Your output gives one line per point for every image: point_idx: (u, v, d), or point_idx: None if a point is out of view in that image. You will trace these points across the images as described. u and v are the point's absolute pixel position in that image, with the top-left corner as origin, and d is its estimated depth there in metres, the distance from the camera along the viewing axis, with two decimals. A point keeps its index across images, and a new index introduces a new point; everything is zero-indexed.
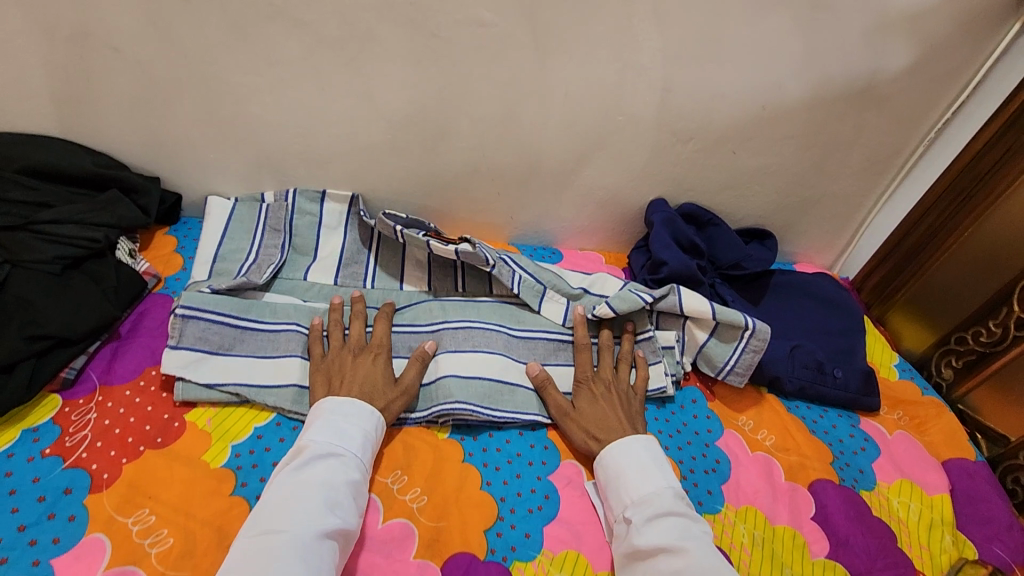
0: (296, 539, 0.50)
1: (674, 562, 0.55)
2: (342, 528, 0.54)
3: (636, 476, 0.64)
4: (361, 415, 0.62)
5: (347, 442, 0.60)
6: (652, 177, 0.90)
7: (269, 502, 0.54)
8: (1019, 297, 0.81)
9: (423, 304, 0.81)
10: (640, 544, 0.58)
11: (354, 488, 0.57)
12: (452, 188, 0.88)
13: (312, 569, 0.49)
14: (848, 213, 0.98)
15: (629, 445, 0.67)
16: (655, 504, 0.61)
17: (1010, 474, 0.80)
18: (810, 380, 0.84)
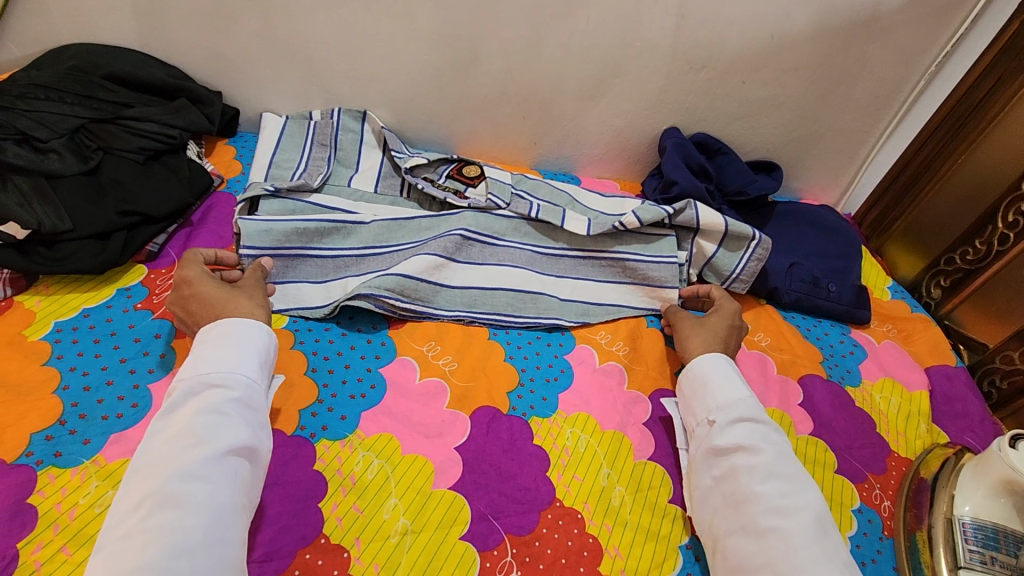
0: (180, 471, 0.49)
1: (751, 459, 0.60)
2: (236, 444, 0.52)
3: (721, 385, 0.67)
4: (234, 338, 0.59)
5: (220, 367, 0.56)
6: (666, 106, 0.98)
7: (148, 445, 0.51)
8: (1004, 215, 0.88)
9: (459, 217, 0.84)
10: (720, 442, 0.62)
11: (243, 411, 0.55)
12: (481, 111, 0.96)
13: (208, 494, 0.49)
14: (852, 147, 1.04)
15: (711, 360, 0.70)
16: (738, 410, 0.64)
17: (986, 377, 0.88)
18: (805, 293, 0.91)
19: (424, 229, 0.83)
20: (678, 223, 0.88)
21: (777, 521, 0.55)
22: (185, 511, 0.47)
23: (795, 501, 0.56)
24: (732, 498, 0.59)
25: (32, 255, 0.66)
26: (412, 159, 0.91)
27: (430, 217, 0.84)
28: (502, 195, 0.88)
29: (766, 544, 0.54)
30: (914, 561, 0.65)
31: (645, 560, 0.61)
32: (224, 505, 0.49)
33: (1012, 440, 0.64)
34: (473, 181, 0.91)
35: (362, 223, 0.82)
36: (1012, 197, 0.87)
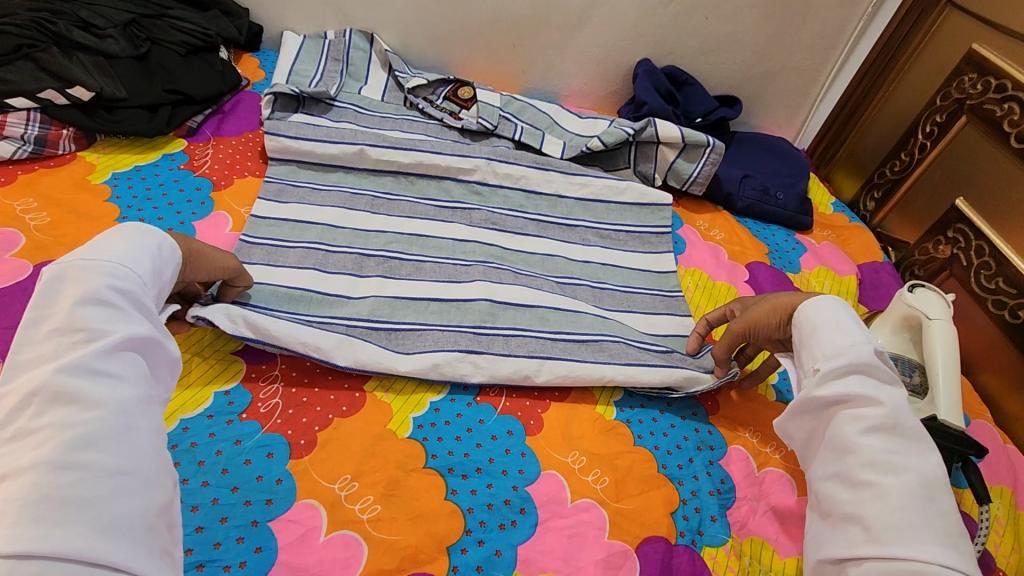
0: (66, 363, 0.41)
1: (867, 410, 0.54)
2: (132, 338, 0.45)
3: (830, 332, 0.59)
4: (117, 232, 0.51)
5: (105, 257, 0.48)
6: (640, 38, 1.11)
7: (24, 347, 0.42)
8: (923, 127, 1.00)
9: (472, 284, 0.75)
10: (824, 395, 0.56)
11: (137, 306, 0.48)
12: (477, 37, 1.09)
13: (109, 385, 0.42)
14: (804, 85, 1.18)
15: (819, 305, 0.61)
16: (853, 357, 0.56)
17: (908, 271, 1.00)
18: (756, 200, 1.05)
19: (430, 315, 0.71)
20: (641, 140, 0.99)
21: (877, 476, 0.51)
22: (84, 405, 0.40)
23: (904, 459, 0.51)
24: (835, 447, 0.55)
25: (93, 116, 0.79)
26: (413, 79, 1.03)
27: (438, 258, 0.79)
28: (504, 206, 0.90)
29: (861, 497, 0.51)
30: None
31: None
32: (130, 397, 0.42)
33: (910, 288, 0.77)
34: (467, 103, 1.03)
35: (364, 273, 0.75)
36: (930, 110, 0.99)
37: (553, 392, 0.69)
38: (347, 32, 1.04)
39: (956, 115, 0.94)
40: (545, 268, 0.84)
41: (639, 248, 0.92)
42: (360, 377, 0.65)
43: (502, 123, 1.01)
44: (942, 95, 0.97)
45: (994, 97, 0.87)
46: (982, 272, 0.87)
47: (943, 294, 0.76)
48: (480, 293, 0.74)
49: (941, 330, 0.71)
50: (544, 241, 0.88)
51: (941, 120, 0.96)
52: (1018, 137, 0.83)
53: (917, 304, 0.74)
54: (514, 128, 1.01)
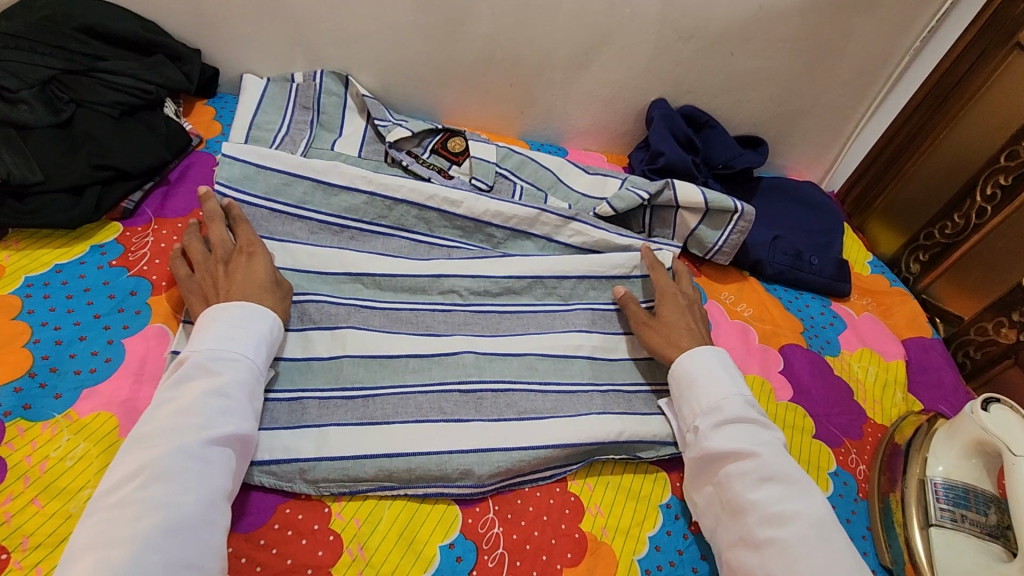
0: (180, 446, 0.48)
1: (745, 465, 0.57)
2: (235, 434, 0.51)
3: (703, 387, 0.63)
4: (249, 318, 0.57)
5: (238, 348, 0.55)
6: (653, 77, 0.97)
7: (151, 414, 0.50)
8: (982, 188, 0.88)
9: (460, 394, 0.64)
10: (709, 450, 0.59)
11: (246, 395, 0.54)
12: (470, 78, 0.96)
13: (198, 475, 0.48)
14: (837, 125, 1.05)
15: (692, 356, 0.66)
16: (727, 411, 0.60)
17: (961, 349, 0.89)
18: (788, 266, 0.92)
19: (411, 440, 0.59)
20: (658, 204, 0.87)
21: (775, 531, 0.53)
22: (177, 488, 0.46)
23: (792, 506, 0.54)
24: (728, 507, 0.57)
25: (1, 206, 0.65)
26: (396, 130, 0.89)
27: (421, 353, 0.66)
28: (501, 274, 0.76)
29: (765, 557, 0.52)
30: (890, 530, 0.66)
31: (625, 517, 0.61)
32: (218, 491, 0.49)
33: (983, 403, 0.66)
34: (458, 157, 0.90)
35: (330, 359, 0.63)
36: (991, 169, 0.87)
37: (564, 555, 0.57)
38: (319, 75, 0.91)
39: None
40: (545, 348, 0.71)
41: None
42: (327, 556, 0.53)
43: (499, 182, 0.90)
44: (1007, 154, 0.85)
45: None
46: None
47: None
48: (476, 381, 0.65)
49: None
50: (541, 314, 0.75)
51: (1005, 183, 0.85)
52: None
53: (994, 428, 0.63)
54: (513, 188, 0.89)
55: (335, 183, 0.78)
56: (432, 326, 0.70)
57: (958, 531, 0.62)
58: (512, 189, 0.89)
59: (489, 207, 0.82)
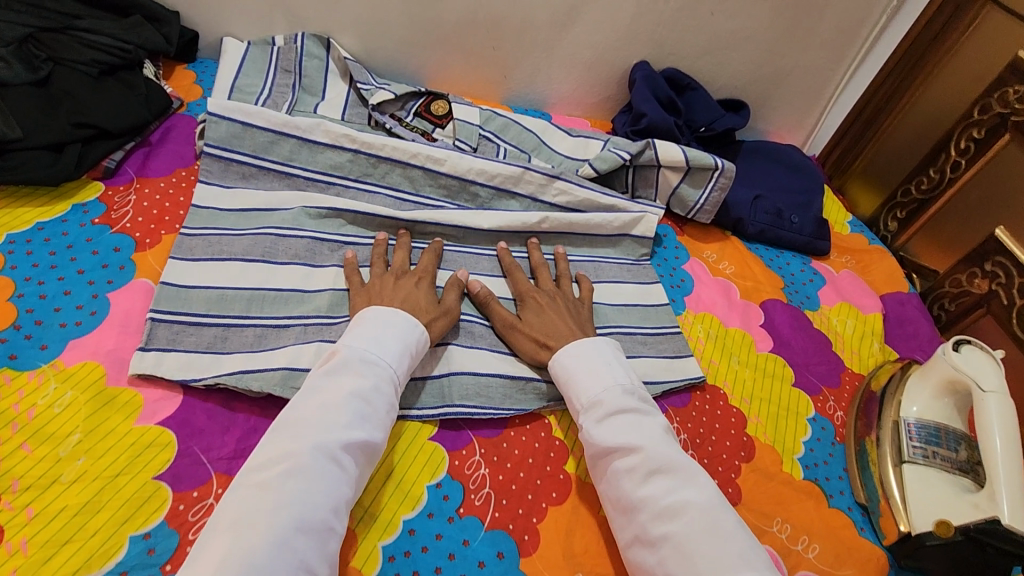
0: (323, 444, 0.48)
1: (630, 460, 0.54)
2: (367, 442, 0.51)
3: (584, 382, 0.61)
4: (403, 328, 0.59)
5: (385, 354, 0.56)
6: (636, 38, 0.98)
7: (301, 401, 0.52)
8: (956, 142, 0.90)
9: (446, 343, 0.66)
10: (596, 444, 0.56)
11: (387, 403, 0.54)
12: (452, 41, 0.95)
13: (332, 478, 0.47)
14: (818, 87, 1.06)
15: (566, 353, 0.63)
16: (606, 404, 0.58)
17: (937, 302, 0.90)
18: (769, 224, 0.94)
19: None
20: (640, 164, 0.88)
21: (666, 527, 0.50)
22: (312, 485, 0.46)
23: (682, 499, 0.51)
24: (621, 505, 0.54)
25: None
26: (379, 93, 0.89)
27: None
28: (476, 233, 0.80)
29: (660, 557, 0.49)
30: (865, 470, 0.67)
31: None
32: (343, 499, 0.48)
33: (954, 344, 0.68)
34: (441, 120, 0.90)
35: (315, 292, 0.66)
36: (966, 123, 0.88)
37: (550, 494, 0.59)
38: (301, 37, 0.90)
39: (998, 132, 0.83)
40: None
41: (629, 278, 0.83)
42: None
43: (482, 144, 0.90)
44: (981, 108, 0.86)
45: None
46: None
47: (993, 356, 0.66)
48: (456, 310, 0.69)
49: (997, 406, 0.61)
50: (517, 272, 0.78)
51: (978, 136, 0.86)
52: None
53: (964, 367, 0.65)
54: (497, 150, 0.90)
55: (320, 141, 0.77)
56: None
57: (931, 467, 0.64)
58: (496, 150, 0.89)
59: (473, 166, 0.82)
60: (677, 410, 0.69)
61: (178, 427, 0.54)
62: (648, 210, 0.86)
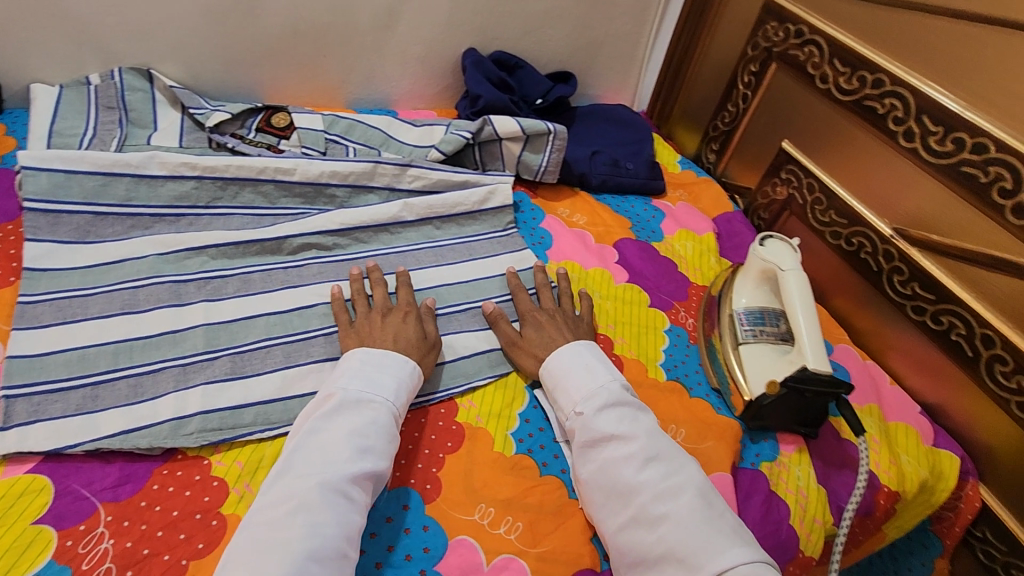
0: (329, 481, 0.52)
1: (627, 449, 0.59)
2: (373, 472, 0.55)
3: (578, 379, 0.66)
4: (387, 365, 0.62)
5: (377, 391, 0.60)
6: (459, 27, 1.05)
7: (302, 446, 0.55)
8: (741, 78, 1.04)
9: (325, 337, 0.69)
10: (594, 435, 0.61)
11: (385, 434, 0.58)
12: (280, 54, 0.97)
13: (341, 508, 0.51)
14: (631, 49, 1.19)
15: (559, 354, 0.69)
16: (606, 396, 0.64)
17: (755, 215, 1.05)
18: (608, 175, 1.04)
19: (280, 385, 0.64)
20: (482, 141, 0.95)
21: (667, 506, 0.55)
22: (321, 515, 0.50)
23: (676, 482, 0.57)
24: (614, 493, 0.58)
25: None
26: (214, 114, 0.89)
27: (280, 310, 0.71)
28: (338, 225, 0.82)
29: (659, 533, 0.54)
30: (715, 359, 0.78)
31: (496, 404, 0.69)
32: (356, 527, 0.51)
33: (762, 240, 0.80)
34: (284, 131, 0.92)
35: (187, 330, 0.66)
36: (744, 61, 1.03)
37: (445, 445, 0.64)
38: (117, 71, 0.88)
39: (767, 64, 0.98)
40: (402, 283, 0.79)
41: (502, 250, 0.89)
42: (214, 499, 0.54)
43: (331, 148, 0.93)
44: (752, 46, 1.01)
45: (795, 43, 0.92)
46: (816, 208, 0.92)
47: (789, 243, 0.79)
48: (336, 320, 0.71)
49: (795, 279, 0.74)
50: (385, 257, 0.82)
51: (755, 70, 1.01)
52: (822, 78, 0.87)
53: (770, 257, 0.78)
54: (346, 150, 0.93)
55: (157, 174, 0.77)
56: (285, 280, 0.75)
57: (759, 343, 0.76)
58: (345, 150, 0.93)
59: (323, 169, 0.85)
60: None
61: (52, 471, 0.54)
62: (499, 181, 0.93)
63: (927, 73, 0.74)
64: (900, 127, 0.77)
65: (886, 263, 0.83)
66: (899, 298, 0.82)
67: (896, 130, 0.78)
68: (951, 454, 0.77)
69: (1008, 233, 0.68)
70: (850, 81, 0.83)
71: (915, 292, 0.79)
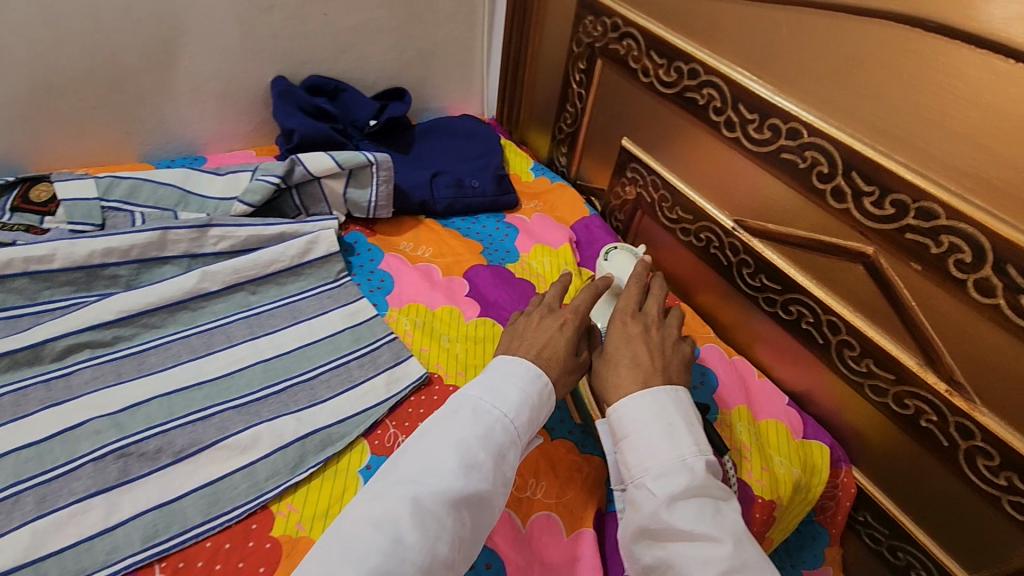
0: (415, 499, 0.47)
1: (709, 553, 0.48)
2: (466, 492, 0.49)
3: (661, 441, 0.54)
4: (520, 373, 0.58)
5: (504, 400, 0.55)
6: (259, 55, 0.93)
7: (408, 452, 0.52)
8: (573, 77, 0.99)
9: (95, 464, 0.56)
10: (663, 525, 0.50)
11: (501, 452, 0.53)
12: (38, 113, 0.83)
13: (416, 536, 0.46)
14: (465, 55, 1.11)
15: (649, 402, 0.56)
16: (685, 478, 0.51)
17: (612, 217, 1.01)
18: (453, 197, 0.96)
19: (24, 547, 0.51)
20: (297, 184, 0.84)
21: None
22: (399, 533, 0.46)
23: None
24: None
25: None
26: None
27: (35, 440, 0.57)
28: (116, 313, 0.68)
29: None
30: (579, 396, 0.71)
31: (322, 501, 0.59)
32: (436, 557, 0.46)
33: (607, 254, 0.78)
34: (48, 206, 0.77)
35: None
36: (572, 59, 0.98)
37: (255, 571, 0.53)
38: None
39: (593, 60, 0.93)
40: (204, 370, 0.67)
41: (333, 305, 0.78)
42: None
43: (111, 216, 0.79)
44: (575, 42, 0.96)
45: (613, 36, 0.87)
46: (664, 206, 0.88)
47: (636, 257, 0.77)
48: (109, 437, 0.59)
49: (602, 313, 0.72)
50: (183, 341, 0.69)
51: (583, 67, 0.95)
52: (643, 71, 0.83)
53: (614, 270, 0.75)
54: (132, 217, 0.79)
55: None
56: (44, 398, 0.61)
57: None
58: (131, 216, 0.79)
59: (93, 247, 0.71)
60: (394, 413, 0.68)
61: None
62: (321, 226, 0.82)
63: (735, 59, 0.71)
64: (720, 117, 0.74)
65: (734, 257, 0.80)
66: (751, 290, 0.80)
67: (718, 121, 0.74)
68: (821, 444, 0.75)
69: (833, 218, 0.66)
70: (668, 73, 0.79)
71: (764, 282, 0.77)
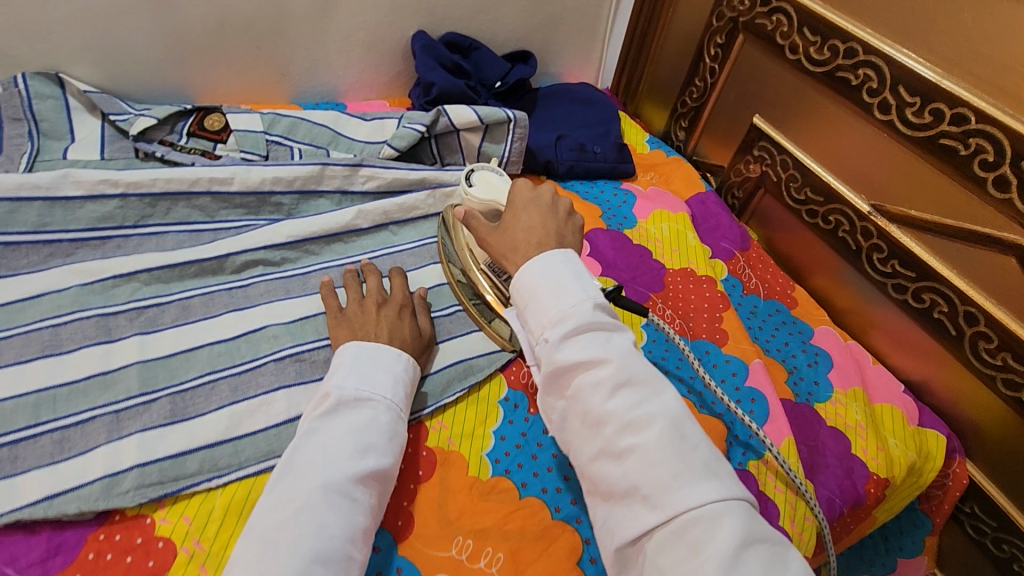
0: (341, 477, 0.50)
1: (597, 375, 0.48)
2: (376, 470, 0.52)
3: (552, 294, 0.53)
4: (388, 360, 0.59)
5: (376, 389, 0.57)
6: (404, 9, 0.97)
7: (302, 448, 0.52)
8: (707, 51, 0.99)
9: (276, 363, 0.63)
10: (559, 367, 0.50)
11: (387, 432, 0.55)
12: (206, 49, 0.89)
13: (344, 511, 0.49)
14: (591, 23, 1.12)
15: (534, 269, 0.54)
16: (575, 319, 0.51)
17: (730, 193, 1.01)
18: (576, 160, 0.99)
19: (224, 426, 0.58)
20: (438, 134, 0.89)
21: (633, 439, 0.46)
22: (325, 518, 0.47)
23: (648, 410, 0.47)
24: (586, 421, 0.49)
25: None
26: (139, 120, 0.80)
27: (224, 338, 0.65)
28: (282, 237, 0.75)
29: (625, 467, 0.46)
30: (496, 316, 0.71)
31: (469, 422, 0.65)
32: (357, 526, 0.49)
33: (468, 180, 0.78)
34: (219, 134, 0.84)
35: (119, 370, 0.60)
36: (709, 33, 0.98)
37: (416, 473, 0.60)
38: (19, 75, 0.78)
39: (733, 35, 0.93)
40: None
41: None
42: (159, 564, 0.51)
43: (273, 150, 0.85)
44: (716, 16, 0.96)
45: (761, 11, 0.87)
46: (791, 186, 0.89)
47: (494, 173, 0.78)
48: (285, 342, 0.65)
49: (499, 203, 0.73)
50: (340, 268, 0.76)
51: (721, 42, 0.96)
52: (792, 49, 0.83)
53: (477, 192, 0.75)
54: (290, 152, 0.86)
55: (74, 196, 0.68)
56: (229, 303, 0.69)
57: None
58: (289, 151, 0.85)
59: (265, 175, 0.77)
60: None
61: None
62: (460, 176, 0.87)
63: (902, 41, 0.70)
64: (875, 99, 0.73)
65: (865, 241, 0.80)
66: (880, 276, 0.80)
67: (871, 103, 0.74)
68: (937, 433, 0.75)
69: (991, 209, 0.66)
70: (821, 51, 0.79)
71: (895, 268, 0.77)
